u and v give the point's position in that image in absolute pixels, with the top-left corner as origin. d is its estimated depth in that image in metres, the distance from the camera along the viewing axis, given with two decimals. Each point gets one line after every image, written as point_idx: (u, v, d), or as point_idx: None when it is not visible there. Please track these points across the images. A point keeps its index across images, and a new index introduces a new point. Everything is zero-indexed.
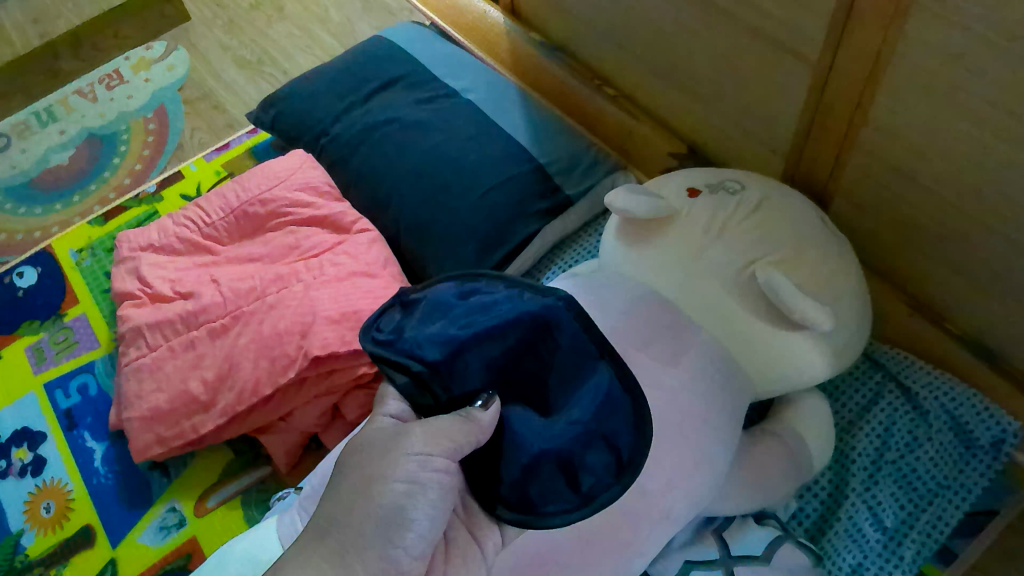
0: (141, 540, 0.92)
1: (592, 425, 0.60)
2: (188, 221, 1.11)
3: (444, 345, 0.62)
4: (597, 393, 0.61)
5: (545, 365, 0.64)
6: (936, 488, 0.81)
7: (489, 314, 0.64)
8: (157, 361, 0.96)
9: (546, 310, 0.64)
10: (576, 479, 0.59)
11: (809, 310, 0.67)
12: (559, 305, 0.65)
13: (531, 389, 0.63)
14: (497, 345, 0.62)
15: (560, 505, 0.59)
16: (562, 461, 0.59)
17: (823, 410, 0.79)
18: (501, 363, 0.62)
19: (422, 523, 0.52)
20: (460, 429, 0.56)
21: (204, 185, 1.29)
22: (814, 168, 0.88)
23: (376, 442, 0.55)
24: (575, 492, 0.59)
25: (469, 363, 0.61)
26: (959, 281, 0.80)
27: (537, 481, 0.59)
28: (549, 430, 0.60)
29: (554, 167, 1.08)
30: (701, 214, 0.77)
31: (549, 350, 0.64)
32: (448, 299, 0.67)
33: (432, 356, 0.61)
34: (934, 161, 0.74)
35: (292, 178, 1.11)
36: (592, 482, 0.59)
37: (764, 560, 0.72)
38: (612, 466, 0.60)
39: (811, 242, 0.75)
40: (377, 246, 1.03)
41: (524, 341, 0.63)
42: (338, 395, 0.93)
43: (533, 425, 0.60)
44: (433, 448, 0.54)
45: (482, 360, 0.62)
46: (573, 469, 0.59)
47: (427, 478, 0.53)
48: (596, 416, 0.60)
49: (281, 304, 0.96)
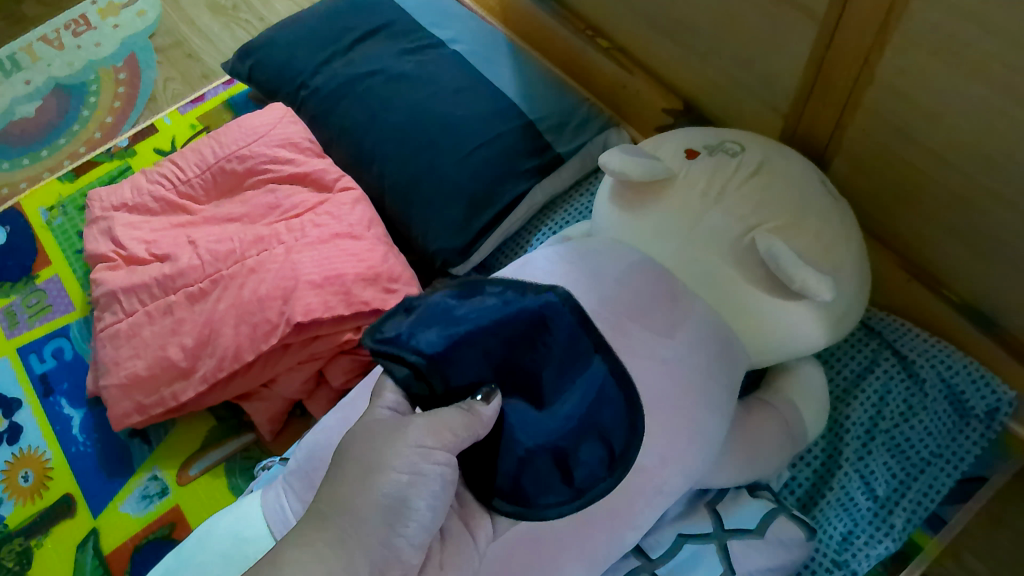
0: (123, 509, 0.90)
1: (587, 419, 0.61)
2: (162, 179, 1.06)
3: (444, 338, 0.58)
4: (597, 389, 0.62)
5: (542, 359, 0.61)
6: (928, 457, 0.80)
7: (488, 313, 0.62)
8: (134, 327, 0.93)
9: (549, 308, 0.63)
10: (570, 474, 0.60)
11: (810, 280, 0.65)
12: (557, 303, 0.64)
13: (528, 379, 0.61)
14: (496, 341, 0.60)
15: (553, 497, 0.59)
16: (559, 456, 0.59)
17: (817, 380, 0.78)
18: (499, 358, 0.60)
19: (424, 514, 0.50)
20: (462, 421, 0.54)
21: (179, 138, 1.23)
22: (814, 129, 0.85)
23: (376, 430, 0.54)
24: (569, 485, 0.60)
25: (467, 357, 0.58)
26: (960, 247, 0.78)
27: (533, 477, 0.59)
28: (544, 424, 0.60)
29: (544, 123, 1.04)
30: (699, 177, 0.74)
31: (547, 345, 0.62)
32: (447, 299, 0.64)
33: (430, 349, 0.58)
34: (941, 123, 0.71)
35: (271, 133, 1.06)
36: (585, 475, 0.60)
37: (758, 533, 0.70)
38: (604, 459, 0.61)
39: (814, 208, 0.72)
40: (361, 206, 1.00)
41: (524, 337, 0.61)
42: (322, 361, 0.91)
43: (529, 419, 0.59)
44: (436, 441, 0.52)
45: (481, 355, 0.59)
46: (568, 463, 0.60)
47: (429, 470, 0.51)
48: (589, 410, 0.61)
49: (261, 267, 0.93)
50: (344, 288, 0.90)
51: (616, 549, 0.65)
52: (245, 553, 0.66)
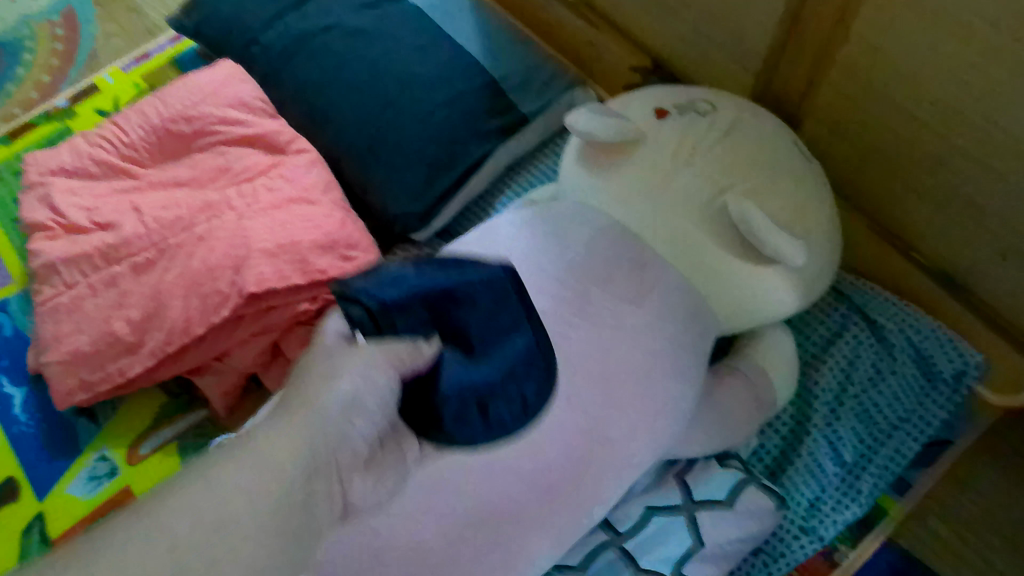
0: (69, 491, 0.86)
1: (513, 367, 0.52)
2: (103, 141, 1.00)
3: (402, 291, 0.50)
4: (539, 377, 0.53)
5: (489, 314, 0.53)
6: (896, 422, 0.79)
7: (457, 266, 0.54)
8: (75, 300, 0.88)
9: (489, 282, 0.53)
10: (485, 410, 0.51)
11: (783, 244, 0.63)
12: (498, 278, 0.54)
13: (465, 329, 0.52)
14: (456, 296, 0.52)
15: (466, 431, 0.51)
16: (477, 395, 0.51)
17: (788, 346, 0.75)
18: (451, 307, 0.52)
19: (374, 415, 0.47)
20: (408, 355, 0.49)
21: (122, 99, 1.16)
22: (787, 88, 0.82)
23: (323, 352, 0.51)
24: (497, 435, 0.52)
25: (419, 304, 0.50)
26: (932, 210, 0.76)
27: (446, 407, 0.50)
28: (466, 365, 0.51)
29: (508, 82, 0.99)
30: (669, 137, 0.71)
31: (500, 307, 0.53)
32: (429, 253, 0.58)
33: (385, 298, 0.49)
34: (916, 82, 0.68)
35: (219, 93, 1.00)
36: (502, 415, 0.52)
37: (727, 504, 0.68)
38: (518, 407, 0.52)
39: (787, 170, 0.70)
40: (316, 169, 0.95)
41: (483, 289, 0.53)
42: (277, 333, 0.87)
43: (455, 361, 0.51)
44: (386, 364, 0.48)
45: (434, 305, 0.51)
46: (485, 401, 0.51)
47: (375, 387, 0.47)
48: (511, 363, 0.52)
49: (211, 235, 0.88)
50: (299, 256, 0.85)
51: (583, 524, 0.63)
52: None
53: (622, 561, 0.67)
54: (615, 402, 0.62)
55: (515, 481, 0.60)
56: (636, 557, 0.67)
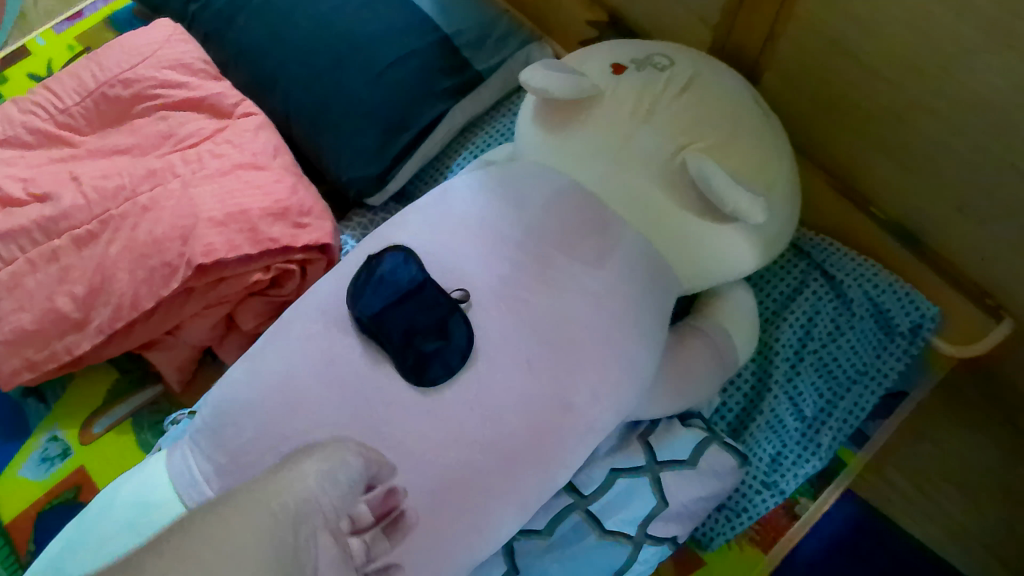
0: (22, 474, 0.83)
1: (445, 322, 0.60)
2: (36, 108, 0.94)
3: (385, 300, 0.60)
4: (463, 346, 0.60)
5: (417, 302, 0.60)
6: (854, 375, 0.80)
7: (389, 283, 0.61)
8: (15, 277, 0.83)
9: (407, 274, 0.61)
10: (447, 360, 0.60)
11: (742, 203, 0.62)
12: (429, 286, 0.61)
13: (412, 315, 0.60)
14: (397, 310, 0.60)
15: (441, 369, 0.59)
16: (431, 352, 0.59)
17: (748, 305, 0.76)
18: (404, 318, 0.60)
19: (339, 489, 0.44)
20: (365, 458, 0.48)
21: (55, 62, 1.10)
22: (745, 41, 0.80)
23: (273, 466, 0.47)
24: (445, 365, 0.59)
25: (390, 328, 0.60)
26: (891, 164, 0.76)
27: (425, 368, 0.59)
28: (424, 341, 0.59)
29: (462, 38, 0.95)
30: (626, 95, 0.69)
31: (419, 295, 0.60)
32: (371, 279, 0.62)
33: (373, 309, 0.60)
34: (877, 34, 0.67)
35: (159, 54, 0.96)
36: (458, 353, 0.60)
37: (691, 464, 0.69)
38: (461, 350, 0.60)
39: (747, 126, 0.69)
40: (265, 133, 0.91)
41: (404, 292, 0.60)
42: (230, 305, 0.84)
43: (417, 344, 0.59)
44: (351, 454, 0.47)
45: (399, 327, 0.59)
46: (439, 355, 0.59)
47: (341, 470, 0.45)
48: (447, 313, 0.60)
49: (156, 205, 0.84)
50: (250, 224, 0.82)
51: (548, 489, 0.63)
52: (152, 520, 0.60)
53: (587, 523, 0.67)
54: (576, 367, 0.61)
55: (478, 449, 0.59)
56: (600, 520, 0.67)
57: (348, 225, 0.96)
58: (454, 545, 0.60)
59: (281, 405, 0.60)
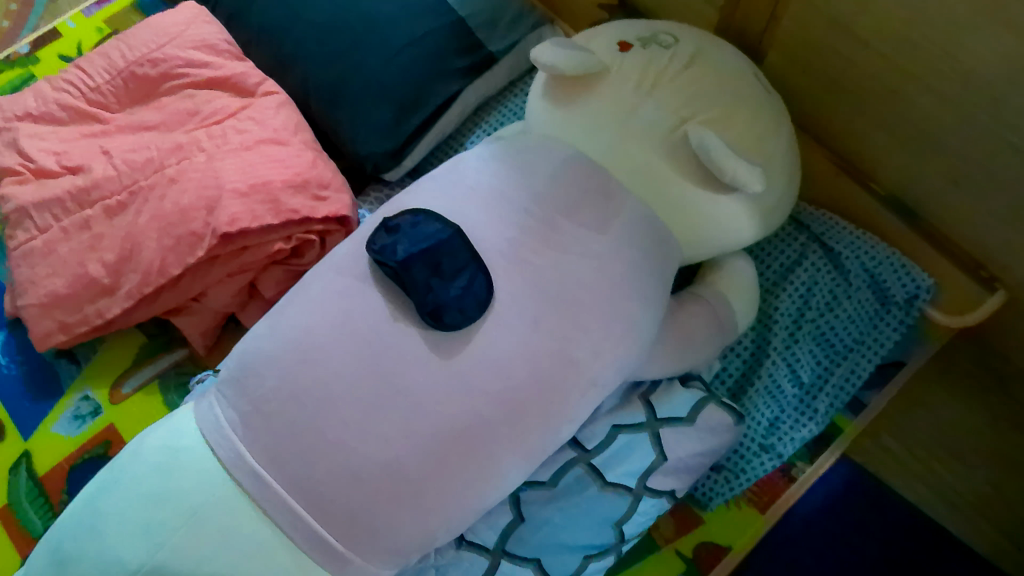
0: (55, 430, 0.88)
1: (472, 270, 0.64)
2: (69, 86, 0.99)
3: (415, 247, 0.64)
4: (480, 295, 0.63)
5: (445, 249, 0.64)
6: (852, 344, 0.83)
7: (419, 234, 0.65)
8: (49, 243, 0.89)
9: (437, 227, 0.65)
10: (468, 308, 0.63)
11: (740, 173, 0.65)
12: (454, 239, 0.65)
13: (438, 261, 0.63)
14: (424, 255, 0.63)
15: (460, 318, 0.63)
16: (454, 298, 0.63)
17: (750, 275, 0.79)
18: (429, 264, 0.63)
19: None
20: None
21: (85, 44, 1.15)
22: (749, 20, 0.83)
23: None
24: (462, 313, 0.63)
25: (416, 271, 0.63)
26: (889, 140, 0.79)
27: (443, 312, 0.62)
28: (447, 285, 0.63)
29: (475, 20, 0.98)
30: (631, 70, 0.72)
31: (447, 243, 0.64)
32: (403, 231, 0.66)
33: (402, 254, 0.64)
34: (874, 10, 0.70)
35: (184, 35, 1.00)
36: (476, 301, 0.63)
37: (688, 421, 0.73)
38: (482, 299, 0.63)
39: (746, 100, 0.72)
40: (286, 111, 0.95)
41: (434, 240, 0.64)
42: (253, 273, 0.88)
43: (438, 287, 0.63)
44: None
45: (423, 271, 0.63)
46: (461, 302, 0.63)
47: None
48: (471, 262, 0.64)
49: (182, 177, 0.88)
50: (272, 196, 0.86)
51: (552, 442, 0.66)
52: (179, 462, 0.64)
53: (590, 475, 0.71)
54: (580, 325, 0.65)
55: (484, 399, 0.63)
56: (602, 472, 0.71)
57: (366, 200, 1.00)
58: (464, 492, 0.63)
59: (299, 356, 0.64)
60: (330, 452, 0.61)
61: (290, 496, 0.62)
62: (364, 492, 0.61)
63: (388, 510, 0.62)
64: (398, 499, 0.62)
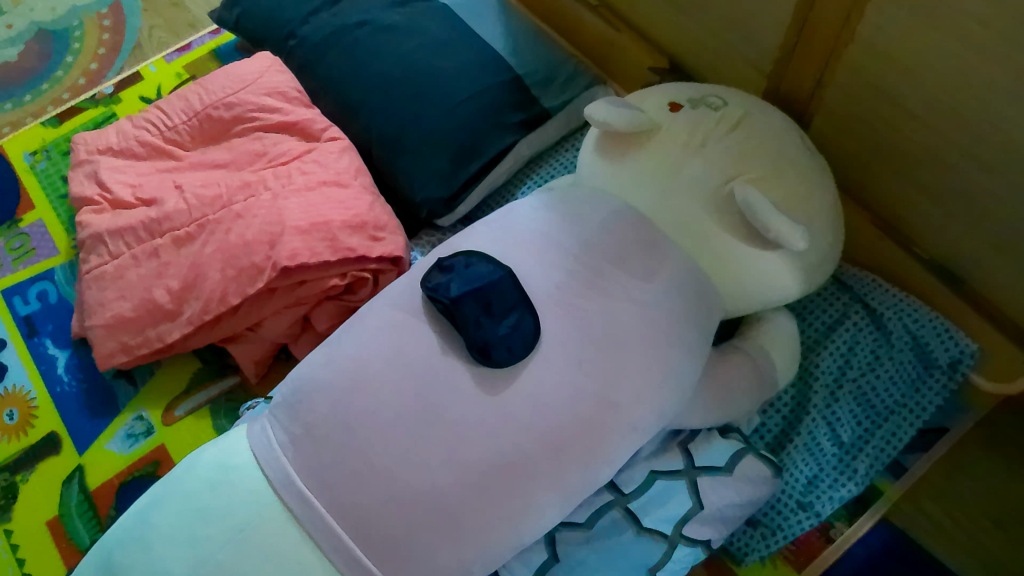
0: (108, 447, 0.92)
1: (522, 312, 0.66)
2: (148, 125, 1.06)
3: (468, 286, 0.67)
4: (528, 335, 0.66)
5: (496, 290, 0.67)
6: (892, 406, 0.83)
7: (472, 274, 0.68)
8: (120, 269, 0.94)
9: (490, 268, 0.68)
10: (515, 346, 0.65)
11: (784, 230, 0.67)
12: (506, 280, 0.67)
13: (489, 301, 0.66)
14: (476, 294, 0.66)
15: (507, 355, 0.65)
16: (503, 336, 0.65)
17: (791, 331, 0.80)
18: (481, 303, 0.66)
19: None
20: None
21: (164, 87, 1.23)
22: (796, 87, 0.87)
23: None
24: (509, 351, 0.65)
25: (467, 309, 0.66)
26: (933, 206, 0.80)
27: (491, 348, 0.65)
28: (496, 324, 0.65)
29: (531, 78, 1.05)
30: (681, 129, 0.76)
31: (498, 284, 0.67)
32: (457, 270, 0.69)
33: (455, 292, 0.67)
34: (920, 81, 0.73)
35: (259, 82, 1.06)
36: (522, 340, 0.66)
37: (727, 470, 0.74)
38: (529, 339, 0.66)
39: (793, 161, 0.75)
40: (348, 155, 1.00)
41: (487, 281, 0.67)
42: (307, 306, 0.92)
43: (488, 325, 0.65)
44: None
45: (474, 309, 0.66)
46: (509, 341, 0.65)
47: None
48: (520, 304, 0.67)
49: (248, 212, 0.93)
50: (331, 234, 0.90)
51: (590, 482, 0.67)
52: (230, 479, 0.67)
53: (626, 520, 0.72)
54: (623, 368, 0.67)
55: (527, 435, 0.65)
56: (638, 517, 0.72)
57: (418, 243, 1.04)
58: (502, 526, 0.64)
59: (351, 384, 0.67)
60: (375, 478, 0.63)
61: (334, 519, 0.63)
62: (404, 518, 0.62)
63: (427, 539, 0.62)
64: (437, 528, 0.63)
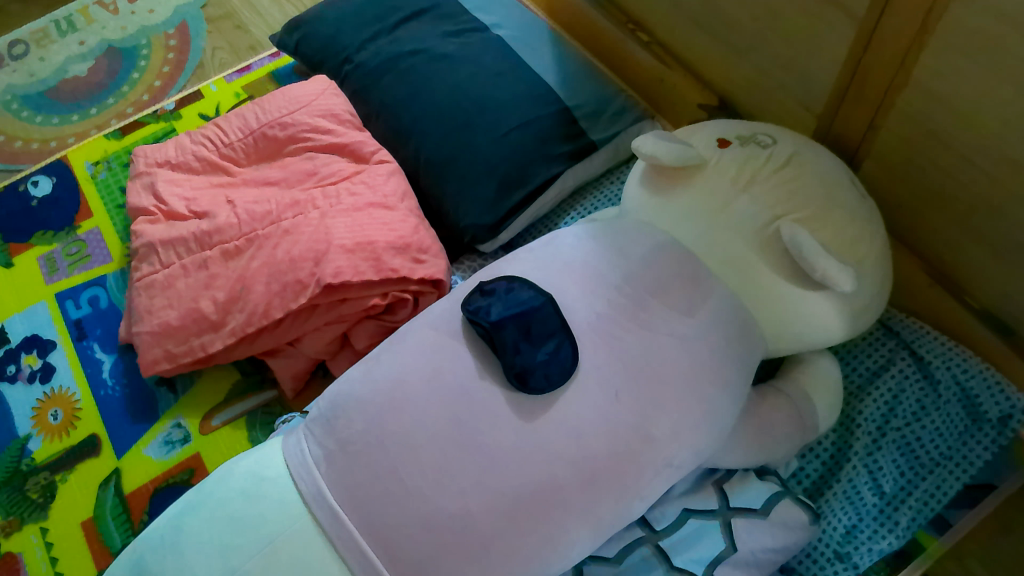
0: (146, 452, 0.93)
1: (561, 339, 0.66)
2: (206, 141, 1.09)
3: (509, 310, 0.67)
4: (566, 363, 0.66)
5: (537, 317, 0.67)
6: (938, 458, 0.81)
7: (514, 300, 0.68)
8: (169, 278, 0.96)
9: (532, 295, 0.69)
10: (552, 373, 0.65)
11: (831, 270, 0.66)
12: (547, 307, 0.68)
13: (529, 327, 0.66)
14: (517, 320, 0.66)
15: (544, 382, 0.65)
16: (541, 362, 0.65)
17: (835, 374, 0.78)
18: (520, 329, 0.66)
19: None
20: None
21: (223, 106, 1.27)
22: (848, 130, 0.86)
23: None
24: (546, 379, 0.65)
25: (507, 333, 0.66)
26: (986, 253, 0.79)
27: (529, 373, 0.65)
28: (535, 350, 0.65)
29: (580, 110, 1.06)
30: (729, 165, 0.76)
31: (540, 311, 0.67)
32: (499, 295, 0.69)
33: (495, 316, 0.67)
34: (974, 127, 0.72)
35: (314, 103, 1.09)
36: (560, 368, 0.65)
37: (762, 513, 0.72)
38: (567, 367, 0.66)
39: (842, 202, 0.74)
40: (395, 178, 1.02)
41: (528, 307, 0.67)
42: (348, 324, 0.93)
43: (526, 350, 0.65)
44: None
45: (514, 334, 0.66)
46: (547, 368, 0.65)
47: None
48: (560, 332, 0.67)
49: (295, 229, 0.95)
50: (375, 254, 0.92)
51: (623, 516, 0.66)
52: (263, 489, 0.67)
53: (656, 557, 0.71)
54: (661, 402, 0.66)
55: (560, 464, 0.64)
56: (669, 556, 0.71)
57: (460, 267, 1.05)
58: (532, 554, 0.63)
59: (386, 403, 0.67)
60: (406, 497, 0.63)
61: (363, 538, 0.63)
62: (432, 540, 0.62)
63: (455, 562, 0.62)
64: (466, 552, 0.62)
